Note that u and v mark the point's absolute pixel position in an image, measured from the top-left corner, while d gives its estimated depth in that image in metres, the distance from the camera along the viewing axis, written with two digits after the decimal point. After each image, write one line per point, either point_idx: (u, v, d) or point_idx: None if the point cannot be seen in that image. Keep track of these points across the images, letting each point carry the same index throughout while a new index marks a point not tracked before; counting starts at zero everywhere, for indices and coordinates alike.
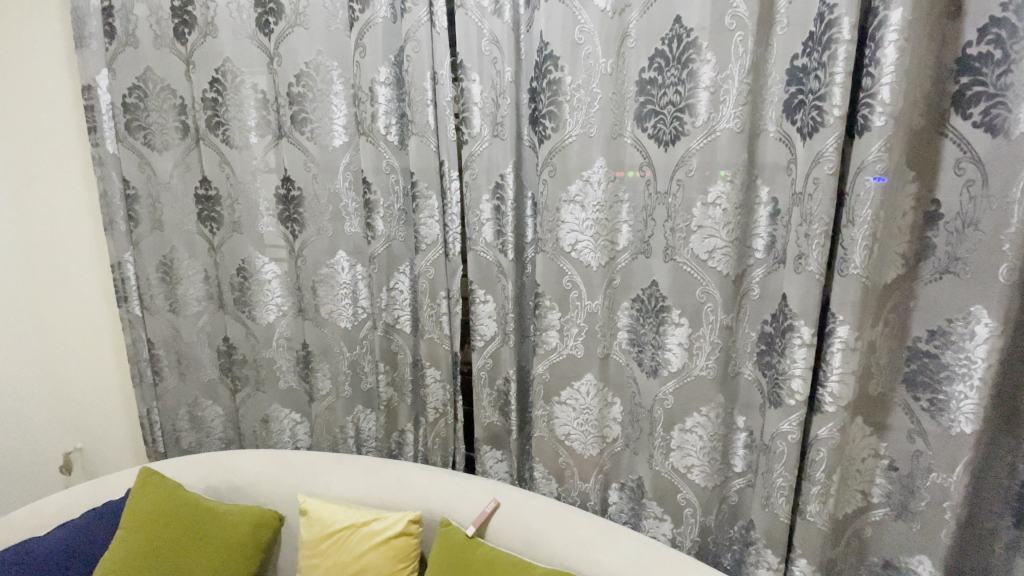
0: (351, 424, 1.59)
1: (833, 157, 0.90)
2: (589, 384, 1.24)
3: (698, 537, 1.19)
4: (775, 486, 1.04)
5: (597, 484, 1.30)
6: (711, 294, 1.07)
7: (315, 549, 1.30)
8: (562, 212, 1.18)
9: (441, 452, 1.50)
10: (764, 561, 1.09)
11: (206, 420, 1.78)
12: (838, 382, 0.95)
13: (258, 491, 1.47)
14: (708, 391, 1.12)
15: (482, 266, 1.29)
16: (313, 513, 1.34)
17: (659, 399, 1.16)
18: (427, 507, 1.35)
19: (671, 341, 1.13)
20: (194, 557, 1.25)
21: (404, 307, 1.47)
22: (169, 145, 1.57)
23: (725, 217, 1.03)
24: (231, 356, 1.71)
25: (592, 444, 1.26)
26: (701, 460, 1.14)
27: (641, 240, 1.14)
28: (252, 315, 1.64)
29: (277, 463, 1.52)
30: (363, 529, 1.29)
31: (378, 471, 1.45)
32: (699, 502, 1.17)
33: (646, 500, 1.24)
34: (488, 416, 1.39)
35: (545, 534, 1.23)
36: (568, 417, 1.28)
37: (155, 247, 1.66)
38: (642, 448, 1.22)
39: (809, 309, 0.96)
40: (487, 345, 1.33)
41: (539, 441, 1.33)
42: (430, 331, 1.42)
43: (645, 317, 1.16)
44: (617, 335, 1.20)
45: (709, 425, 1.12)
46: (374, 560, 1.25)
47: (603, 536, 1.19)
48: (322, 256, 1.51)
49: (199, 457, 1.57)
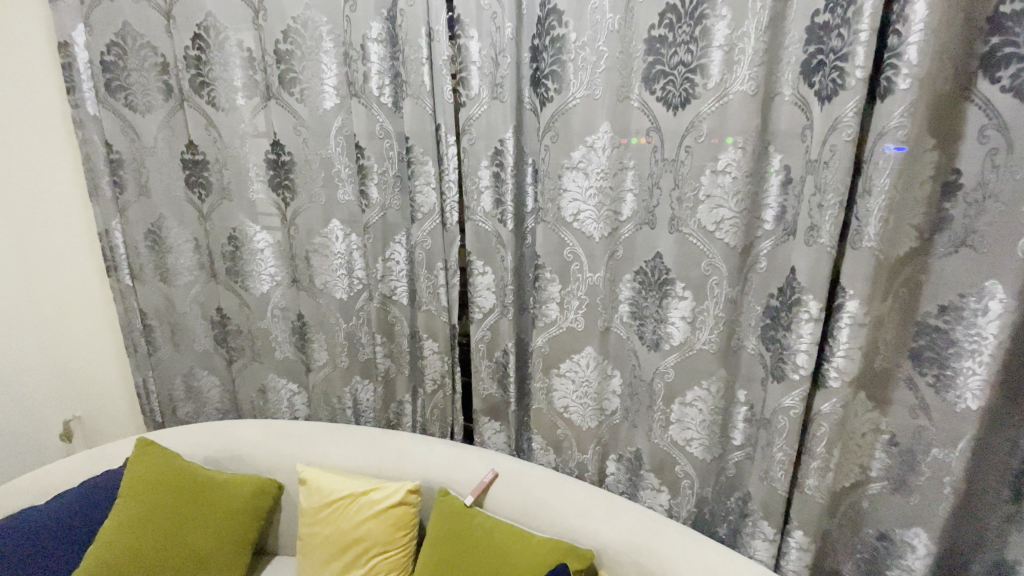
0: (349, 395, 1.59)
1: (852, 123, 0.86)
2: (589, 357, 1.22)
3: (694, 508, 1.20)
4: (775, 460, 1.03)
5: (596, 455, 1.30)
6: (717, 267, 1.03)
7: (315, 517, 1.31)
8: (563, 179, 1.13)
9: (439, 423, 1.50)
10: (760, 533, 1.09)
11: (203, 390, 1.76)
12: (845, 357, 0.93)
13: (257, 461, 1.48)
14: (710, 364, 1.09)
15: (481, 236, 1.25)
16: (312, 483, 1.35)
17: (660, 373, 1.14)
18: (425, 476, 1.36)
19: (673, 314, 1.10)
20: (193, 530, 1.26)
21: (400, 278, 1.44)
22: (153, 107, 1.50)
23: (735, 185, 0.99)
24: (226, 326, 1.68)
25: (590, 416, 1.26)
26: (700, 433, 1.14)
27: (646, 209, 1.09)
28: (245, 285, 1.61)
29: (276, 433, 1.52)
30: (361, 499, 1.30)
31: (377, 441, 1.46)
32: (697, 473, 1.17)
33: (644, 470, 1.24)
34: (487, 387, 1.37)
35: (543, 504, 1.25)
36: (567, 390, 1.26)
37: (142, 215, 1.61)
38: (641, 420, 1.21)
39: (819, 283, 0.93)
40: (485, 317, 1.30)
41: (537, 413, 1.33)
42: (428, 303, 1.40)
43: (648, 290, 1.13)
44: (617, 308, 1.17)
45: (710, 398, 1.11)
46: (372, 530, 1.26)
47: (601, 506, 1.21)
48: (315, 225, 1.46)
49: (196, 427, 1.57)
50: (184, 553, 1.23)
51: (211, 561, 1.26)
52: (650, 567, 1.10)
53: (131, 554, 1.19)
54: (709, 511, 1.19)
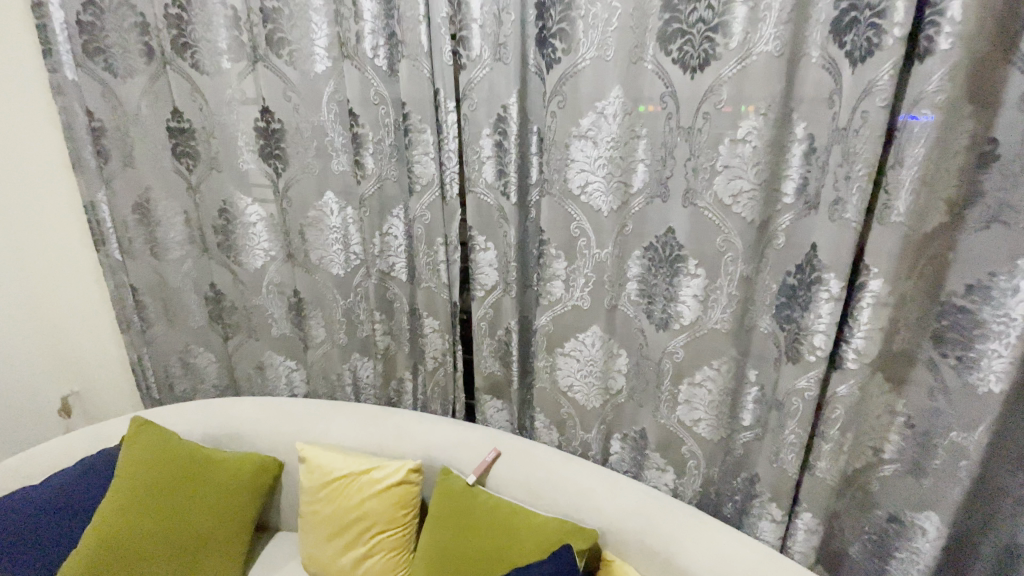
0: (348, 372, 1.55)
1: (887, 86, 0.80)
2: (594, 336, 1.17)
3: (700, 488, 1.18)
4: (785, 442, 1.00)
5: (600, 434, 1.28)
6: (733, 243, 0.98)
7: (315, 496, 1.30)
8: (571, 148, 1.06)
9: (440, 401, 1.47)
10: (768, 514, 1.07)
11: (199, 367, 1.73)
12: (865, 338, 0.90)
13: (256, 438, 1.46)
14: (721, 344, 1.04)
15: (481, 210, 1.19)
16: (312, 461, 1.34)
17: (669, 353, 1.10)
18: (426, 454, 1.34)
19: (684, 292, 1.05)
20: (192, 510, 1.26)
21: (399, 253, 1.38)
22: (134, 71, 1.41)
23: (755, 155, 0.92)
24: (220, 303, 1.63)
25: (595, 395, 1.23)
26: (709, 414, 1.10)
27: (658, 181, 1.03)
28: (238, 260, 1.55)
29: (276, 410, 1.50)
30: (362, 478, 1.28)
31: (377, 419, 1.43)
32: (703, 454, 1.14)
33: (649, 450, 1.21)
34: (489, 365, 1.34)
35: (546, 482, 1.23)
36: (572, 369, 1.23)
37: (129, 187, 1.54)
38: (647, 399, 1.18)
39: (841, 260, 0.88)
40: (488, 294, 1.25)
41: (540, 392, 1.29)
42: (428, 280, 1.34)
43: (658, 267, 1.07)
44: (625, 286, 1.12)
45: (720, 378, 1.06)
46: (373, 509, 1.25)
47: (604, 485, 1.20)
48: (309, 197, 1.40)
49: (194, 405, 1.55)
50: (184, 532, 1.23)
51: (212, 539, 1.26)
52: (654, 546, 1.09)
53: (131, 533, 1.19)
54: (716, 492, 1.16)
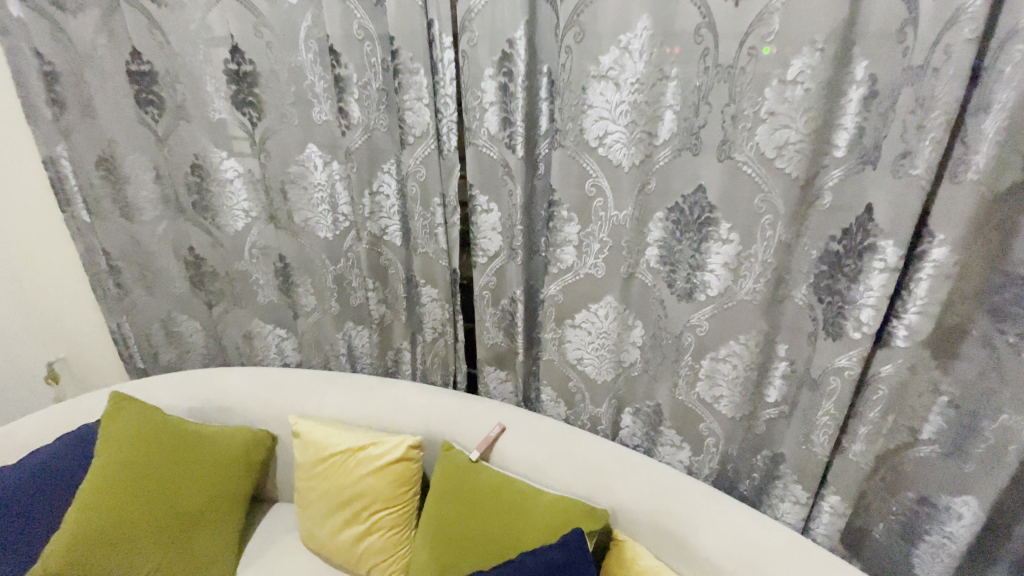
0: (342, 341, 1.46)
1: (979, 14, 0.65)
2: (608, 307, 1.07)
3: (717, 465, 1.11)
4: (818, 424, 0.92)
5: (610, 409, 1.20)
6: (773, 204, 0.85)
7: (311, 472, 1.24)
8: (588, 92, 0.92)
9: (440, 373, 1.37)
10: (791, 495, 1.01)
11: (184, 336, 1.63)
12: (919, 315, 0.79)
13: (248, 411, 1.39)
14: (751, 316, 0.94)
15: (483, 164, 1.06)
16: (306, 436, 1.27)
17: (691, 326, 0.99)
18: (427, 429, 1.27)
19: (713, 260, 0.93)
20: (181, 490, 1.19)
21: (392, 215, 1.25)
22: (82, 3, 1.22)
23: (807, 100, 0.78)
24: (200, 268, 1.51)
25: (607, 369, 1.13)
26: (731, 390, 1.01)
27: (689, 131, 0.89)
28: (217, 222, 1.43)
29: (267, 382, 1.43)
30: (360, 454, 1.21)
31: (373, 392, 1.35)
32: (723, 432, 1.06)
33: (664, 427, 1.13)
34: (493, 336, 1.24)
35: (554, 460, 1.16)
36: (582, 342, 1.13)
37: (91, 140, 1.38)
38: (663, 374, 1.08)
39: (900, 224, 0.76)
40: (491, 261, 1.14)
41: (547, 363, 1.20)
42: (424, 245, 1.22)
43: (683, 231, 0.95)
44: (645, 252, 1.00)
45: (747, 354, 0.97)
46: (372, 486, 1.18)
47: (616, 463, 1.13)
48: (290, 151, 1.25)
49: (180, 376, 1.46)
50: (174, 513, 1.17)
51: (205, 519, 1.20)
52: (669, 528, 1.03)
53: (116, 517, 1.13)
54: (734, 470, 1.09)
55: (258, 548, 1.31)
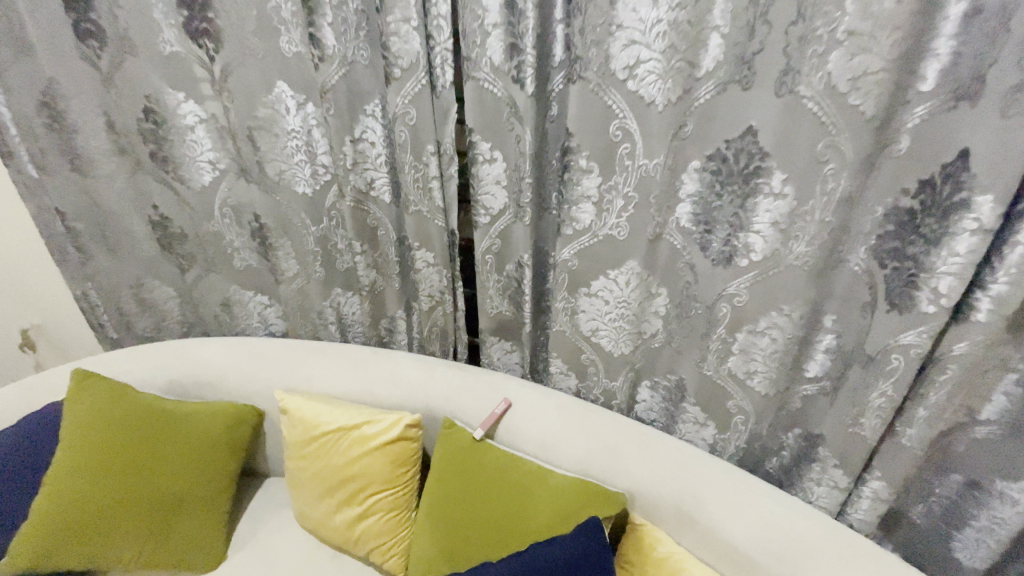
0: (330, 309, 1.33)
1: None
2: (630, 274, 0.93)
3: (744, 445, 1.00)
4: (868, 407, 0.82)
5: (626, 383, 1.09)
6: (839, 150, 0.71)
7: (301, 452, 1.14)
8: (616, 9, 0.74)
9: (439, 342, 1.26)
10: (827, 478, 0.92)
11: (158, 303, 1.49)
12: (1010, 285, 0.67)
13: (232, 385, 1.28)
14: (799, 285, 0.81)
15: (484, 105, 0.89)
16: (294, 414, 1.16)
17: (727, 295, 0.86)
18: (426, 405, 1.16)
19: (759, 219, 0.79)
20: (157, 476, 1.10)
21: (379, 167, 1.09)
22: None
23: (897, 14, 0.61)
24: (168, 229, 1.35)
25: (624, 342, 1.01)
26: (767, 367, 0.89)
27: (739, 59, 0.72)
28: (180, 176, 1.26)
29: (251, 354, 1.31)
30: (353, 434, 1.11)
31: (366, 365, 1.24)
32: (754, 411, 0.95)
33: (686, 403, 1.02)
34: (497, 305, 1.11)
35: (566, 438, 1.06)
36: (597, 312, 1.00)
37: (25, 80, 1.17)
38: (688, 348, 0.96)
39: (1006, 176, 0.62)
40: (494, 221, 1.00)
41: (557, 336, 1.07)
42: (416, 202, 1.06)
43: (724, 184, 0.80)
44: (676, 209, 0.86)
45: (789, 327, 0.84)
46: (367, 468, 1.09)
47: (634, 443, 1.03)
48: (256, 91, 1.06)
49: (154, 349, 1.34)
50: (150, 500, 1.09)
51: (186, 503, 1.12)
52: (692, 513, 0.94)
53: (88, 505, 1.06)
54: (764, 450, 0.99)
55: (250, 527, 1.24)
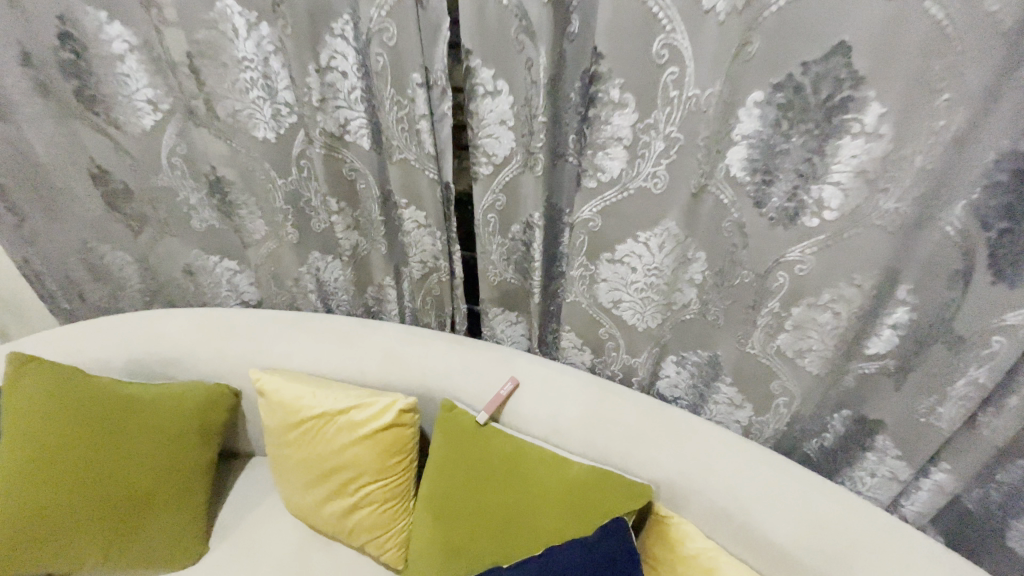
0: (309, 276, 1.16)
1: None
2: (665, 236, 0.78)
3: (783, 429, 0.88)
4: (953, 395, 0.70)
5: (649, 360, 0.95)
6: (961, 73, 0.53)
7: (283, 438, 1.01)
8: None
9: (435, 312, 1.11)
10: (882, 468, 0.81)
11: (112, 270, 1.31)
12: None
13: (202, 362, 1.14)
14: (879, 250, 0.65)
15: (487, 17, 0.69)
16: (272, 396, 1.03)
17: (786, 262, 0.71)
18: (421, 384, 1.02)
19: (839, 166, 0.63)
20: (117, 472, 0.99)
21: (354, 104, 0.88)
22: None
23: None
24: (111, 184, 1.15)
25: (652, 315, 0.86)
26: (823, 345, 0.75)
27: None
28: (117, 121, 1.05)
29: (221, 327, 1.16)
30: (339, 420, 0.97)
31: (353, 339, 1.09)
32: (801, 394, 0.82)
33: (719, 383, 0.89)
34: (501, 271, 0.95)
35: (582, 422, 0.93)
36: (621, 281, 0.84)
37: None
38: (729, 322, 0.82)
39: None
40: (498, 171, 0.82)
41: (571, 307, 0.92)
42: (400, 147, 0.87)
43: (795, 121, 0.63)
44: (728, 154, 0.69)
45: (858, 300, 0.70)
46: (357, 458, 0.96)
47: (661, 428, 0.90)
48: (195, 7, 0.85)
49: (110, 323, 1.18)
50: (113, 496, 0.98)
51: (154, 499, 1.01)
52: (726, 508, 0.84)
53: (42, 506, 0.95)
54: (809, 436, 0.87)
55: (234, 514, 1.14)
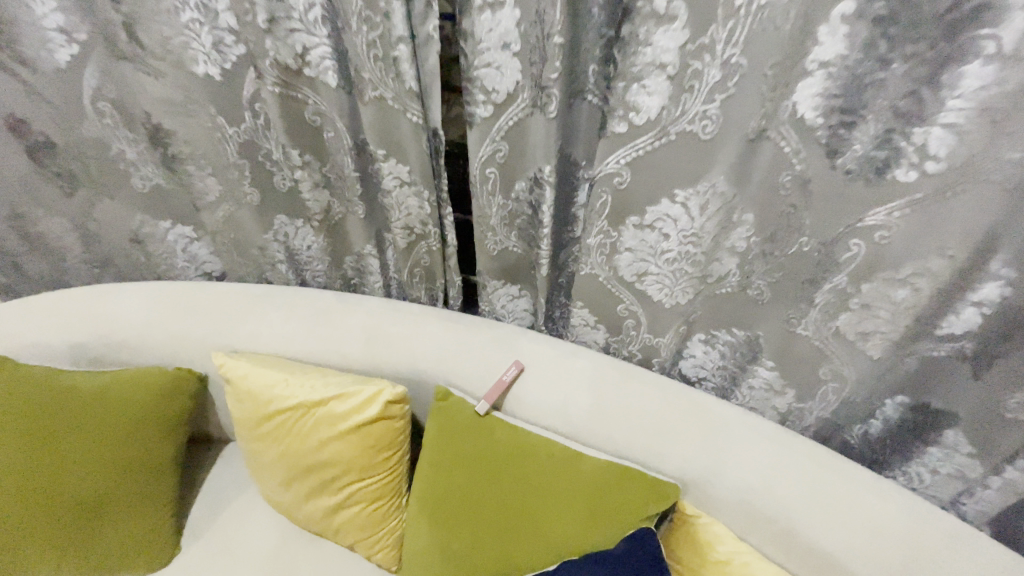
0: (277, 244, 1.00)
1: None
2: (709, 195, 0.63)
3: (829, 420, 0.77)
4: None
5: (675, 341, 0.82)
6: None
7: (255, 432, 0.89)
8: None
9: (424, 285, 0.96)
10: (946, 463, 0.71)
11: (47, 240, 1.12)
12: None
13: (159, 345, 1.00)
14: (987, 213, 0.52)
15: None
16: (240, 385, 0.89)
17: (863, 228, 0.58)
18: (412, 369, 0.89)
19: (952, 102, 0.48)
20: (68, 471, 0.88)
21: (315, 27, 0.70)
22: None
23: None
24: (30, 137, 0.95)
25: (683, 290, 0.73)
26: (893, 327, 0.63)
27: None
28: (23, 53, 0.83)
29: (179, 304, 1.01)
30: (317, 413, 0.84)
31: (331, 318, 0.94)
32: (856, 381, 0.70)
33: (755, 368, 0.77)
34: (502, 238, 0.80)
35: (599, 413, 0.81)
36: (648, 249, 0.70)
37: None
38: (777, 299, 0.69)
39: None
40: (499, 113, 0.66)
41: (584, 281, 0.78)
42: (375, 83, 0.70)
43: (901, 43, 0.48)
44: (799, 89, 0.53)
45: (947, 275, 0.57)
46: (340, 455, 0.84)
47: (690, 418, 0.79)
48: None
49: (53, 298, 1.03)
50: (64, 497, 0.88)
51: (110, 500, 0.90)
52: (761, 509, 0.73)
53: None
54: (858, 427, 0.76)
55: (209, 509, 1.03)
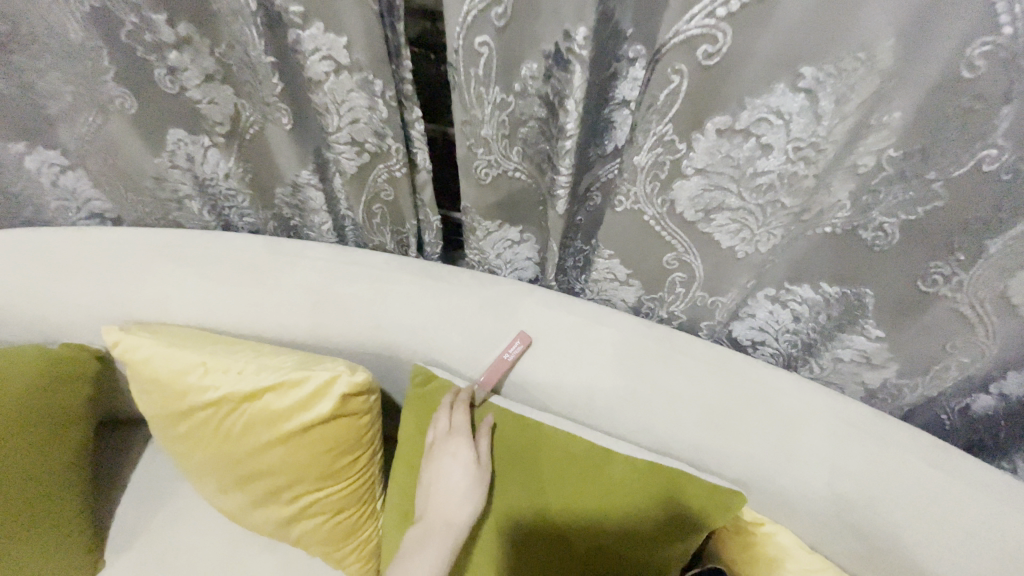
0: (178, 172, 0.72)
1: None
2: (847, 78, 0.39)
3: (926, 400, 0.59)
4: None
5: (735, 303, 0.60)
6: None
7: (173, 430, 0.67)
8: None
9: (389, 227, 0.71)
10: None
11: None
12: None
13: (32, 316, 0.74)
14: None
15: None
16: (144, 372, 0.65)
17: None
18: (379, 343, 0.67)
19: None
20: None
21: None
22: None
23: None
24: None
25: (766, 232, 0.50)
26: None
27: None
28: None
29: (44, 262, 0.72)
30: (249, 410, 0.62)
31: (261, 276, 0.68)
32: (994, 360, 0.51)
33: (844, 335, 0.57)
34: (500, 157, 0.54)
35: (633, 396, 0.60)
36: (728, 170, 0.47)
37: None
38: (907, 246, 0.47)
39: None
40: None
41: (618, 219, 0.55)
42: None
43: None
44: None
45: None
46: (285, 462, 0.63)
47: (757, 405, 0.58)
48: None
49: None
50: None
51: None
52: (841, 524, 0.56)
53: None
54: (963, 409, 0.59)
55: (139, 505, 0.84)
